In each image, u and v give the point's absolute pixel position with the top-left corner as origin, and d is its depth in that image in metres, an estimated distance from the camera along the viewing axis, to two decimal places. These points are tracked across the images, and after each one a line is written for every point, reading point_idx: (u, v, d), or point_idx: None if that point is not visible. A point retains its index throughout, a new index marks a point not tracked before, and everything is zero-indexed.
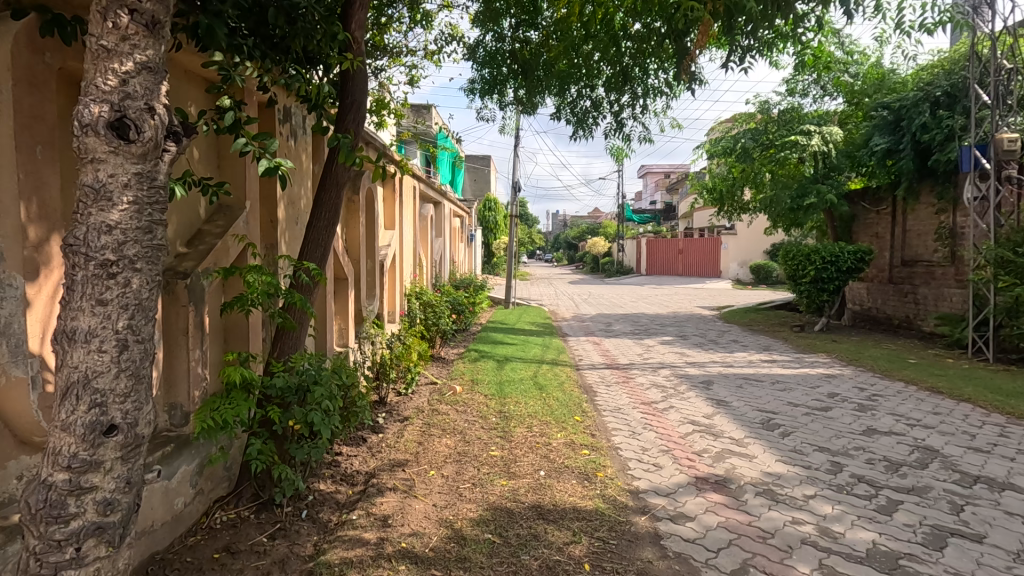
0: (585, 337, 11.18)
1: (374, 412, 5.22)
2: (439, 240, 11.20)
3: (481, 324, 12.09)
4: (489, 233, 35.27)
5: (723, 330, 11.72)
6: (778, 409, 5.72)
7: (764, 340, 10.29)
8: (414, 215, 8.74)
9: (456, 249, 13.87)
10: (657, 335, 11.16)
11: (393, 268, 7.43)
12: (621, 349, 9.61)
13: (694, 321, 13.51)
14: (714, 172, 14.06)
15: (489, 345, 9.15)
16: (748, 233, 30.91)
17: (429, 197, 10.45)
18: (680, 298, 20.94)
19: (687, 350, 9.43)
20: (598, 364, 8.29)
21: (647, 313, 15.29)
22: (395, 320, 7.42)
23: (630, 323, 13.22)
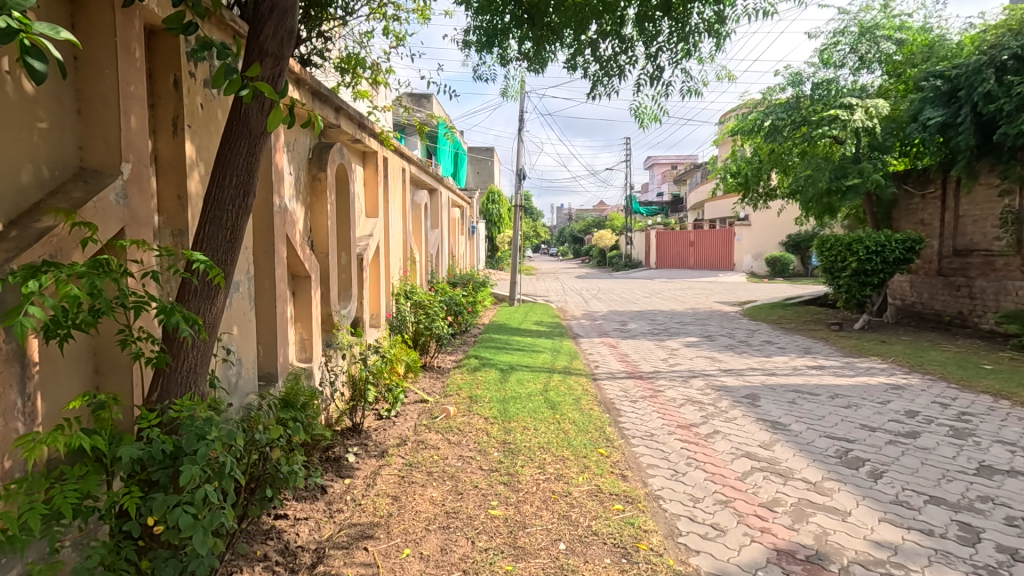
0: (599, 339, 10.03)
1: (343, 447, 4.11)
2: (436, 231, 10.08)
3: (485, 325, 10.97)
4: (492, 226, 34.11)
5: (752, 329, 10.56)
6: (853, 436, 4.56)
7: (802, 341, 9.12)
8: (403, 202, 7.57)
9: (456, 241, 12.72)
10: (679, 336, 10.00)
11: (376, 264, 6.30)
12: (641, 353, 8.46)
13: (717, 318, 12.35)
14: (738, 155, 12.84)
15: (492, 351, 8.00)
16: (763, 224, 29.63)
17: (422, 183, 9.28)
18: (696, 292, 19.75)
19: (717, 354, 8.26)
20: (618, 373, 7.15)
21: (663, 309, 14.13)
22: (379, 325, 6.30)
23: (647, 321, 12.06)
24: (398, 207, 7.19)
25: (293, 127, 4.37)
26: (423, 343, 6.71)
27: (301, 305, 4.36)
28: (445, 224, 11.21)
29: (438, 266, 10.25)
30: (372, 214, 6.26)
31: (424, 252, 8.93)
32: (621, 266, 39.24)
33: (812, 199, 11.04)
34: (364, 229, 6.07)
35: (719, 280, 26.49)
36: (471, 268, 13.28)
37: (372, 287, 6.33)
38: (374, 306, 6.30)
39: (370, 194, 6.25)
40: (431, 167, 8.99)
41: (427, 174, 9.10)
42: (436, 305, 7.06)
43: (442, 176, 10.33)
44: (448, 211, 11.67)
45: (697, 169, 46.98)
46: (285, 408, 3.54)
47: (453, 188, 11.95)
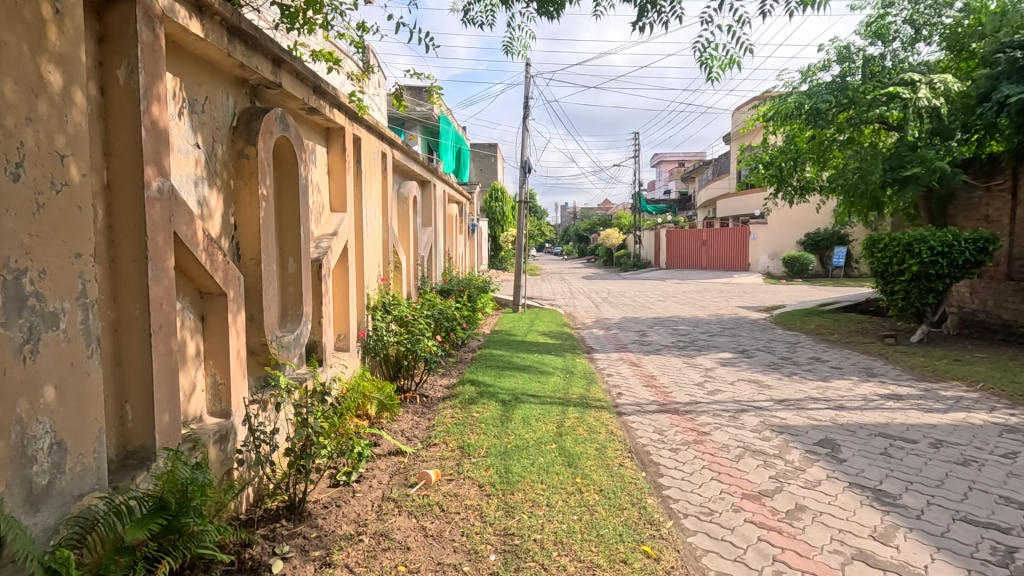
0: (617, 354, 8.68)
1: (267, 549, 2.78)
2: (428, 231, 8.76)
3: (486, 338, 9.61)
4: (495, 225, 32.87)
5: (792, 342, 9.21)
6: (1002, 519, 3.20)
7: (857, 359, 7.79)
8: (385, 194, 6.25)
9: (453, 243, 11.40)
10: (710, 351, 8.64)
11: (343, 272, 4.97)
12: (670, 375, 7.11)
13: (747, 328, 11.01)
14: (770, 143, 11.51)
15: (493, 375, 6.64)
16: (781, 221, 28.32)
17: (413, 173, 7.97)
18: (713, 296, 18.45)
19: (762, 376, 6.89)
20: (647, 404, 5.80)
21: (684, 316, 12.78)
22: (348, 349, 4.97)
23: (669, 331, 10.72)
24: (376, 201, 5.87)
25: (204, 78, 3.05)
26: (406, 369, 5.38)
27: (214, 334, 3.05)
28: (440, 223, 9.88)
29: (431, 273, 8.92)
30: (339, 210, 4.94)
31: (413, 255, 7.60)
32: (629, 266, 37.90)
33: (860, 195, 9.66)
34: (325, 228, 4.74)
35: (735, 281, 25.21)
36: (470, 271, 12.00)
37: (338, 301, 5.00)
38: (341, 326, 4.99)
39: (334, 184, 4.94)
40: (419, 155, 7.66)
41: (416, 164, 7.77)
42: (423, 320, 5.70)
43: (434, 168, 9.01)
44: (444, 208, 10.34)
45: (707, 165, 45.64)
46: (152, 513, 2.18)
47: (449, 182, 10.62)
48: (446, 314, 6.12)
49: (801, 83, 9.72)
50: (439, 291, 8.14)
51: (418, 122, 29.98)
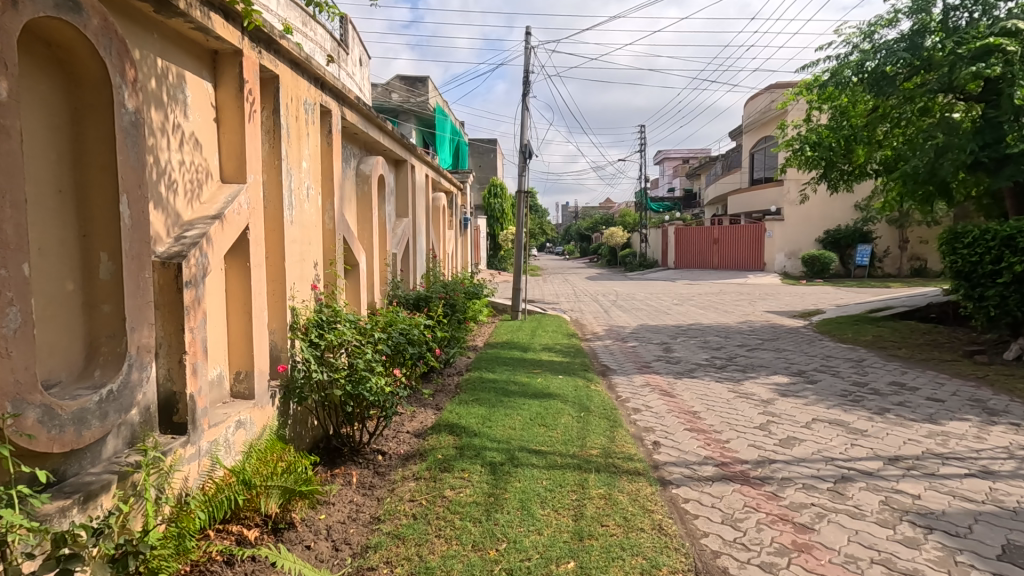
0: (640, 377, 6.91)
1: None
2: (403, 224, 7.01)
3: (478, 354, 7.78)
4: (495, 222, 31.23)
5: (855, 360, 7.47)
6: None
7: (954, 385, 6.06)
8: (328, 167, 4.49)
9: (438, 240, 9.61)
10: (758, 373, 6.86)
11: (242, 277, 3.24)
12: (717, 411, 5.33)
13: (790, 340, 9.27)
14: (815, 121, 9.74)
15: (481, 418, 4.84)
16: (798, 216, 26.71)
17: (379, 147, 6.21)
18: (734, 299, 16.70)
19: (842, 414, 5.12)
20: (700, 465, 4.04)
21: (710, 325, 11.05)
22: (250, 397, 3.26)
23: (697, 344, 8.94)
24: (312, 175, 4.13)
25: None
26: (346, 404, 3.66)
27: None
28: (421, 216, 8.13)
29: (406, 277, 7.16)
30: (235, 180, 3.20)
31: (378, 254, 5.83)
32: (635, 266, 36.22)
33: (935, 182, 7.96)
34: (205, 208, 3.00)
35: (752, 281, 23.61)
36: (461, 273, 10.24)
37: (235, 323, 3.26)
38: (240, 361, 3.26)
39: (225, 140, 3.19)
40: (386, 123, 5.93)
41: (382, 136, 6.03)
42: (375, 349, 3.88)
43: (411, 145, 7.25)
44: (427, 197, 8.58)
45: (714, 161, 43.99)
46: None
47: (433, 167, 8.87)
48: (411, 336, 4.27)
49: (863, 41, 7.94)
50: (412, 300, 6.32)
51: (411, 113, 28.19)
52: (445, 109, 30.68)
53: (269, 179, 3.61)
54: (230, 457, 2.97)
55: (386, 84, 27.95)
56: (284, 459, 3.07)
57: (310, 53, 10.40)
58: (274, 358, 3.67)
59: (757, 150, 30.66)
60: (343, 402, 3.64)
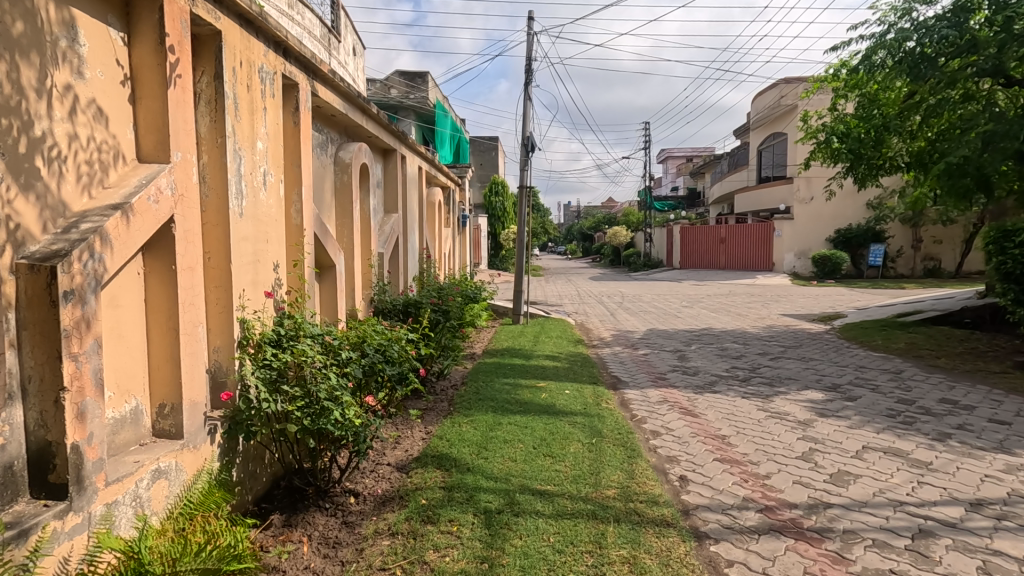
0: (655, 391, 6.20)
1: None
2: (392, 221, 6.31)
3: (475, 364, 7.03)
4: (497, 221, 30.54)
5: (892, 371, 6.75)
6: None
7: (1014, 402, 5.35)
8: (295, 151, 3.81)
9: (434, 238, 8.89)
10: (787, 387, 6.14)
11: (165, 285, 2.54)
12: (749, 435, 4.63)
13: (814, 347, 8.56)
14: (840, 111, 9.01)
15: (476, 447, 4.10)
16: (807, 214, 25.98)
17: (362, 134, 5.50)
18: (746, 300, 15.99)
19: (896, 441, 4.40)
20: (741, 511, 3.34)
21: (725, 329, 10.34)
22: (180, 438, 2.57)
23: (714, 351, 8.23)
24: (271, 159, 3.42)
25: None
26: (304, 437, 2.92)
27: None
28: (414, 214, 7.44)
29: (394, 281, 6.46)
30: (155, 160, 2.50)
31: (359, 255, 5.12)
32: (639, 266, 35.50)
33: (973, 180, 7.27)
34: (108, 194, 2.30)
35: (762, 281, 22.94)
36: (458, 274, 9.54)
37: (158, 343, 2.56)
38: (165, 390, 2.57)
39: (143, 108, 2.49)
40: (370, 107, 5.22)
41: (366, 121, 5.32)
42: (342, 373, 3.12)
43: (402, 134, 6.54)
44: (420, 192, 7.87)
45: (719, 159, 43.25)
46: None
47: (428, 160, 8.16)
48: (390, 355, 3.49)
49: (900, 19, 7.14)
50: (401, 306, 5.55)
51: (411, 109, 27.53)
52: (446, 105, 30.00)
53: (210, 160, 2.92)
54: (122, 526, 2.21)
55: (385, 79, 27.27)
56: (203, 533, 2.30)
57: (296, 39, 9.70)
58: (218, 384, 2.99)
59: (765, 147, 29.91)
60: (308, 440, 2.89)
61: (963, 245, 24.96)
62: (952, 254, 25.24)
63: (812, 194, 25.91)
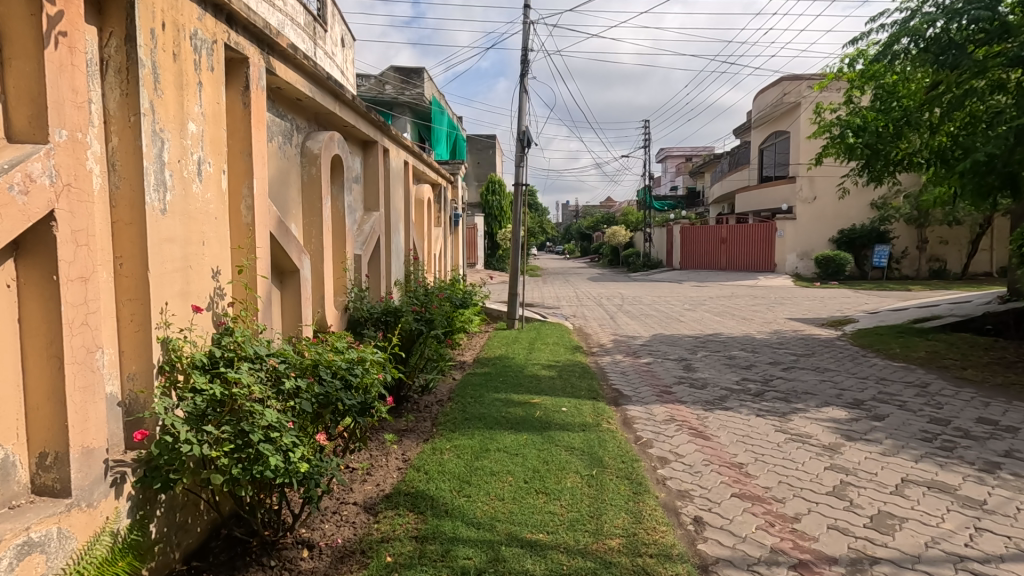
0: (661, 407, 5.66)
1: None
2: (371, 220, 5.75)
3: (465, 376, 6.46)
4: (494, 221, 30.03)
5: (918, 385, 6.20)
6: None
7: None
8: (245, 137, 3.26)
9: (422, 239, 8.33)
10: (806, 403, 5.60)
11: (44, 301, 1.97)
12: (770, 464, 4.09)
13: (828, 355, 8.03)
14: (856, 104, 8.48)
15: (458, 483, 3.55)
16: (810, 214, 25.49)
17: (336, 122, 4.94)
18: (750, 303, 15.45)
19: (939, 472, 3.86)
20: (770, 566, 2.80)
21: (731, 336, 9.81)
22: (67, 495, 2.03)
23: (722, 361, 7.70)
24: (209, 145, 2.86)
25: None
26: (242, 489, 2.33)
27: None
28: (399, 212, 6.87)
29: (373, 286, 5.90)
30: (29, 140, 1.94)
31: (330, 258, 4.56)
32: (639, 266, 34.99)
33: (1000, 179, 6.69)
34: None
35: (764, 282, 22.43)
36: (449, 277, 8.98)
37: (38, 377, 2.00)
38: (47, 436, 2.02)
39: (13, 73, 1.92)
40: (343, 92, 4.66)
41: (339, 108, 4.76)
42: (287, 408, 2.54)
43: (383, 124, 5.98)
44: (407, 189, 7.30)
45: (718, 158, 42.77)
46: None
47: (415, 153, 7.59)
48: (352, 380, 2.87)
49: (924, 4, 6.66)
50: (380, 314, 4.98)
51: (406, 106, 27.01)
52: (442, 102, 29.48)
53: (121, 143, 2.36)
54: None
55: (380, 76, 26.71)
56: None
57: (278, 26, 9.13)
58: (134, 420, 2.44)
59: (766, 146, 29.40)
60: (234, 489, 2.29)
61: (969, 246, 24.49)
62: (958, 255, 24.78)
63: (815, 193, 25.42)
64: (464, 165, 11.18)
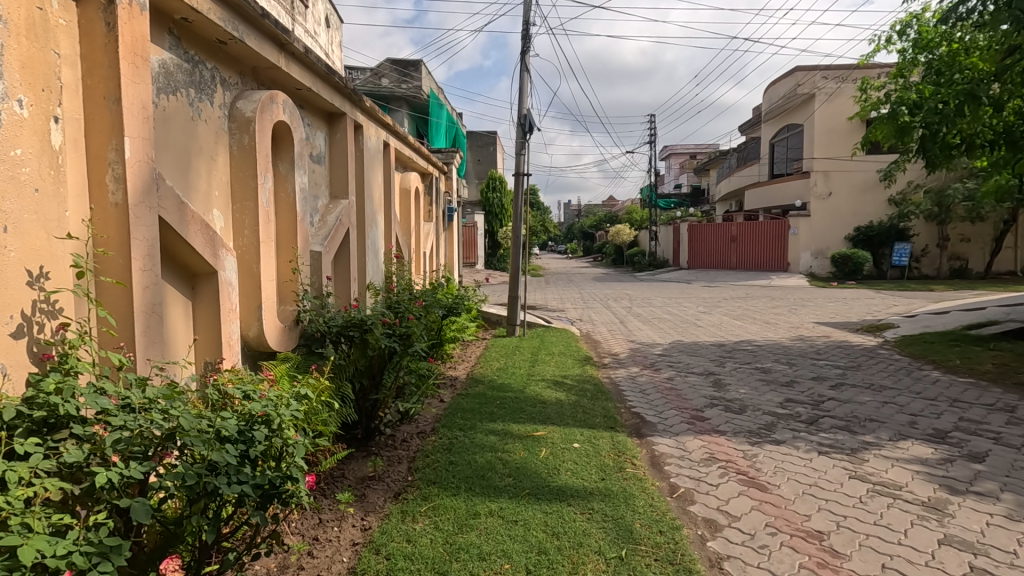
0: (695, 440, 4.58)
1: None
2: (337, 212, 4.69)
3: (452, 400, 5.35)
4: (494, 219, 29.01)
5: (1004, 409, 5.10)
6: None
7: None
8: (107, 76, 2.19)
9: (409, 236, 7.27)
10: (875, 436, 4.50)
11: None
12: (860, 535, 3.01)
13: (877, 368, 6.93)
14: (908, 79, 7.39)
15: None
16: (824, 211, 24.40)
17: (285, 83, 3.85)
18: (769, 305, 14.34)
19: None
20: None
21: (759, 344, 8.72)
22: None
23: (756, 376, 6.61)
24: (18, 72, 1.78)
25: None
26: None
27: None
28: (377, 203, 5.81)
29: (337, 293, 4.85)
30: None
31: (272, 259, 3.50)
32: (644, 266, 33.92)
33: None
34: None
35: (778, 283, 21.34)
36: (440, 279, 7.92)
37: None
38: None
39: None
40: (291, 42, 3.58)
41: (287, 64, 3.68)
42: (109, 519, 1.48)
43: (354, 94, 4.89)
44: (388, 176, 6.23)
45: (725, 155, 41.63)
46: None
47: (398, 135, 6.50)
48: (253, 450, 1.76)
49: None
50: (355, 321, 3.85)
51: (403, 100, 26.00)
52: (441, 96, 28.47)
53: None
54: None
55: (375, 69, 25.70)
56: None
57: None
58: None
59: (777, 140, 28.24)
60: None
61: (993, 243, 23.32)
62: (981, 253, 23.62)
63: (830, 189, 24.29)
64: (459, 154, 10.08)
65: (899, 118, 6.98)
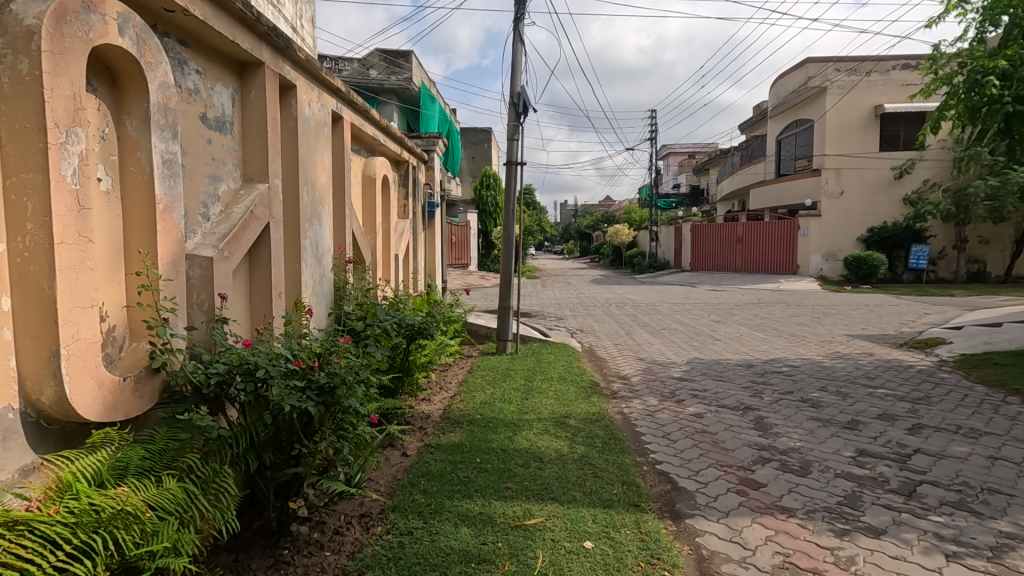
0: (755, 527, 3.22)
1: None
2: (247, 200, 3.31)
3: (413, 463, 3.91)
4: (487, 218, 27.62)
5: None
6: None
7: None
8: None
9: (373, 237, 5.89)
10: (1013, 523, 3.17)
11: None
12: None
13: (952, 401, 5.61)
14: (989, 43, 6.01)
15: None
16: (834, 211, 23.20)
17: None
18: (787, 313, 13.03)
19: None
20: None
21: (793, 365, 7.39)
22: None
23: (807, 413, 5.26)
24: None
25: None
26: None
27: None
28: (323, 191, 4.44)
29: (250, 315, 3.49)
30: None
31: (91, 275, 2.12)
32: (644, 268, 32.61)
33: None
34: None
35: (788, 287, 20.03)
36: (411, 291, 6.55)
37: None
38: None
39: None
40: None
41: None
42: None
43: (276, 36, 3.49)
44: (341, 159, 4.83)
45: (727, 153, 40.46)
46: None
47: (356, 106, 5.10)
48: None
49: None
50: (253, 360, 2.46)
51: (392, 91, 24.57)
52: (432, 88, 27.07)
53: None
54: None
55: (363, 59, 24.24)
56: None
57: None
58: None
59: (785, 137, 26.97)
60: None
61: (1013, 246, 22.14)
62: (1000, 256, 22.40)
63: (842, 187, 23.05)
64: (442, 141, 8.70)
65: (985, 90, 5.60)
